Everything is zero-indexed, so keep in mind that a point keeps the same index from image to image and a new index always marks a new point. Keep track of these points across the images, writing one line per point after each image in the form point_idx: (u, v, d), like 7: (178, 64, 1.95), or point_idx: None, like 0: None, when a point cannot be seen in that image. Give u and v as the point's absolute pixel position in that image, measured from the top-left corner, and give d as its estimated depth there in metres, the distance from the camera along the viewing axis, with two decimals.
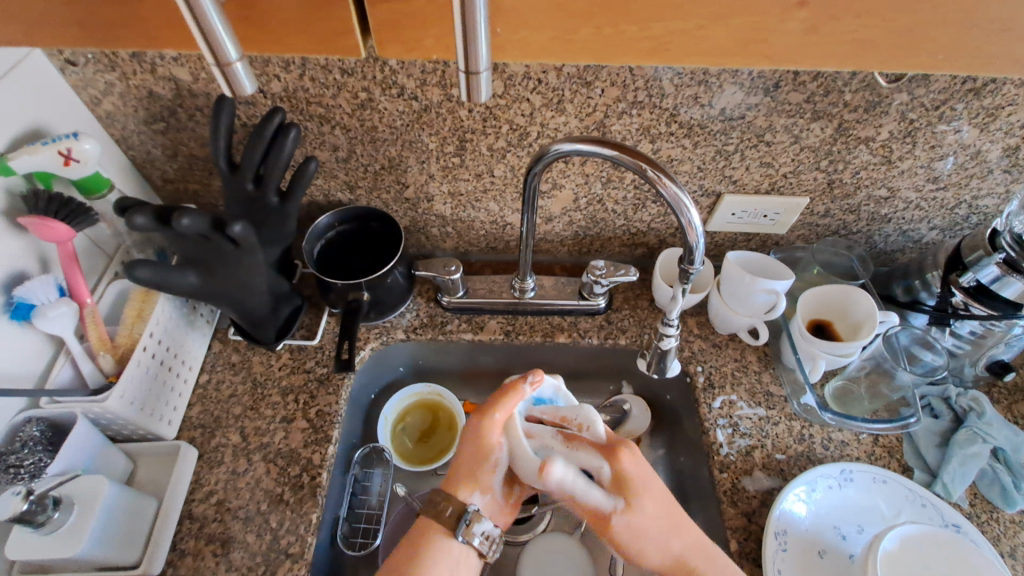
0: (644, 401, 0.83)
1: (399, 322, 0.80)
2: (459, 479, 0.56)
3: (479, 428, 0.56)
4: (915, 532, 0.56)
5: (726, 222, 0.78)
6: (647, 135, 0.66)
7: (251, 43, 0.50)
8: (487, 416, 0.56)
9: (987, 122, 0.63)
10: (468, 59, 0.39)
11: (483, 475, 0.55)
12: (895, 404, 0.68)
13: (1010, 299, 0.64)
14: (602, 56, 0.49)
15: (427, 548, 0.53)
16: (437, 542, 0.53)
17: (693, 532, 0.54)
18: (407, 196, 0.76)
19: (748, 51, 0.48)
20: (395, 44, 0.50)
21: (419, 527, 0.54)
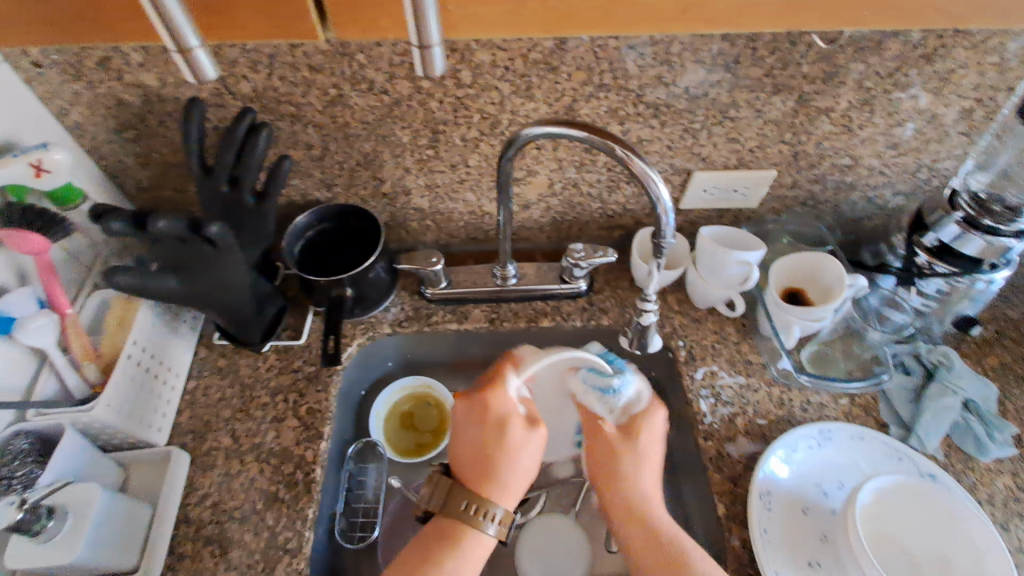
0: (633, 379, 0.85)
1: (384, 317, 0.81)
2: (495, 484, 0.57)
3: (526, 435, 0.58)
4: (912, 484, 0.58)
5: (699, 199, 0.80)
6: (616, 117, 0.67)
7: (210, 31, 0.50)
8: (535, 427, 0.59)
9: (940, 87, 0.65)
10: (419, 34, 0.40)
11: (508, 478, 0.57)
12: (867, 363, 0.73)
13: (971, 255, 0.66)
14: (548, 25, 0.50)
15: (456, 542, 0.54)
16: (466, 538, 0.55)
17: (649, 471, 0.60)
18: (384, 191, 0.77)
19: (691, 16, 0.50)
20: (350, 26, 0.50)
21: (442, 525, 0.56)
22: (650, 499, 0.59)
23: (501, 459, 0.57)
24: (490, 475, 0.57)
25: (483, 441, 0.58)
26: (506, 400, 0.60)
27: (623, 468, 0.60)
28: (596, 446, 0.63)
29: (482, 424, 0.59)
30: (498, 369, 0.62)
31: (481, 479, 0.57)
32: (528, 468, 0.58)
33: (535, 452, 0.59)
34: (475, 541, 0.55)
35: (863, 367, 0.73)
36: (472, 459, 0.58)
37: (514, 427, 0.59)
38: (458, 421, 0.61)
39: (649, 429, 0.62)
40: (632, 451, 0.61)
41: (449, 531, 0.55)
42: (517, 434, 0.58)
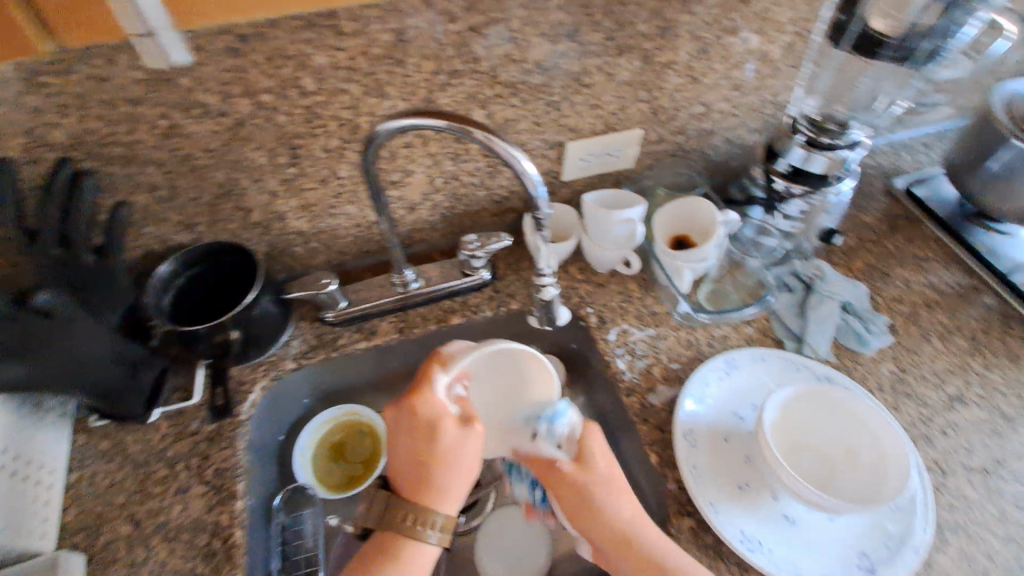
0: (557, 356, 0.83)
1: (286, 352, 0.76)
2: (432, 492, 0.56)
3: (458, 436, 0.56)
4: (805, 388, 0.63)
5: (578, 168, 0.82)
6: (477, 101, 0.67)
7: None
8: (468, 425, 0.57)
9: (762, 26, 0.71)
10: None
11: (447, 488, 0.56)
12: (754, 288, 0.80)
13: (818, 172, 0.72)
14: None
15: (393, 554, 0.54)
16: (405, 548, 0.55)
17: (622, 500, 0.58)
18: (256, 221, 0.72)
19: None
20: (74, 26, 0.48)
21: (384, 537, 0.56)
22: (630, 523, 0.57)
23: (436, 468, 0.55)
24: (428, 486, 0.55)
25: (417, 449, 0.56)
26: (435, 403, 0.57)
27: (599, 493, 0.58)
28: (558, 488, 0.60)
29: (413, 433, 0.56)
30: (424, 371, 0.59)
31: (419, 488, 0.56)
32: (468, 467, 0.56)
33: (475, 449, 0.56)
34: (420, 551, 0.55)
35: (752, 294, 0.79)
36: (409, 471, 0.57)
37: (445, 430, 0.56)
38: (390, 433, 0.58)
39: (598, 446, 0.60)
40: (595, 469, 0.59)
41: (391, 545, 0.55)
42: (450, 437, 0.56)
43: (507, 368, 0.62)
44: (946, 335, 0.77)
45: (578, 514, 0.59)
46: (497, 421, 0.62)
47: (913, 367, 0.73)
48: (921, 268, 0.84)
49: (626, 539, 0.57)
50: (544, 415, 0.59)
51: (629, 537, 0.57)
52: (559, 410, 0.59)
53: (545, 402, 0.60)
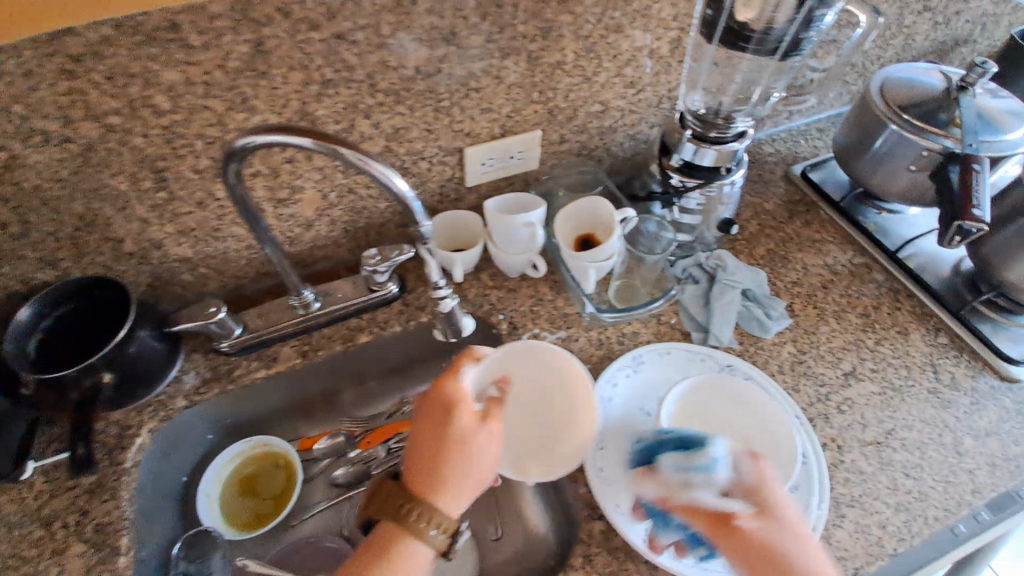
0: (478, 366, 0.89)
1: (179, 387, 0.72)
2: (446, 488, 0.53)
3: (469, 435, 0.54)
4: (695, 382, 0.65)
5: (481, 173, 0.80)
6: (358, 111, 0.64)
7: None
8: (486, 423, 0.55)
9: (645, 23, 0.71)
10: None
11: (458, 485, 0.53)
12: (662, 281, 0.80)
13: (710, 165, 0.73)
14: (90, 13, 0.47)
15: (392, 553, 0.51)
16: (404, 547, 0.51)
17: (807, 544, 0.49)
18: (130, 251, 0.67)
19: None
20: None
21: (384, 534, 0.52)
22: None
23: (452, 461, 0.53)
24: (433, 472, 0.53)
25: (428, 441, 0.54)
26: (458, 388, 0.56)
27: (790, 549, 0.47)
28: (733, 548, 0.48)
29: (432, 418, 0.55)
30: (457, 362, 0.59)
31: (428, 483, 0.53)
32: (484, 462, 0.55)
33: (485, 442, 0.55)
34: (416, 548, 0.51)
35: (658, 286, 0.80)
36: (417, 465, 0.54)
37: (459, 415, 0.54)
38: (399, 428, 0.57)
39: (761, 477, 0.51)
40: (784, 520, 0.49)
41: (390, 541, 0.52)
42: (467, 424, 0.54)
43: (531, 363, 0.65)
44: (841, 314, 0.80)
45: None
46: (523, 427, 0.64)
47: (811, 347, 0.76)
48: (818, 250, 0.87)
49: None
50: (696, 461, 0.51)
51: None
52: (715, 450, 0.52)
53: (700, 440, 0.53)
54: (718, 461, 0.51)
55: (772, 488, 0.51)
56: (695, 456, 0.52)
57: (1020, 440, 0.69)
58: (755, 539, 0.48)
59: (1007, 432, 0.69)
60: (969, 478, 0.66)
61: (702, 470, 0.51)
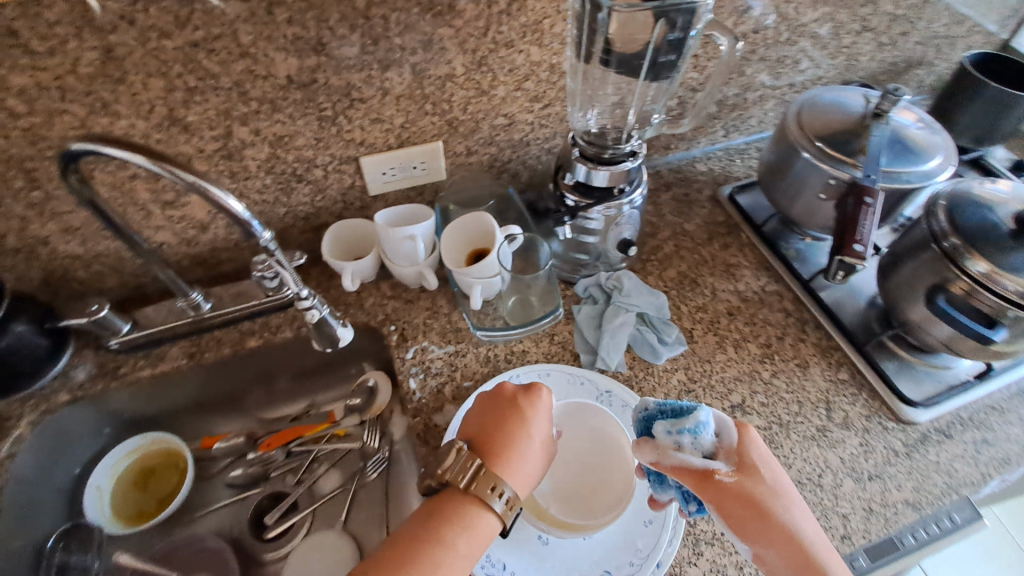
0: (385, 373, 0.89)
1: (64, 382, 0.73)
2: (515, 471, 0.56)
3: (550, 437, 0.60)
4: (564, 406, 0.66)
5: (383, 182, 0.79)
6: (233, 118, 0.64)
7: None
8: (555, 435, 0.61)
9: (539, 37, 0.70)
10: None
11: (526, 473, 0.56)
12: (552, 296, 0.78)
13: (603, 186, 0.71)
14: None
15: (452, 523, 0.52)
16: (469, 515, 0.53)
17: (792, 496, 0.53)
18: (13, 246, 0.68)
19: None
20: None
21: (449, 503, 0.54)
22: (797, 527, 0.51)
23: (527, 450, 0.57)
24: (505, 460, 0.56)
25: (507, 427, 0.58)
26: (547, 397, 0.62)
27: (770, 503, 0.51)
28: (719, 502, 0.50)
29: (516, 409, 0.59)
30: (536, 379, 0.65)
31: (504, 460, 0.56)
32: (541, 467, 0.58)
33: (548, 453, 0.59)
34: (482, 530, 0.53)
35: (542, 297, 0.78)
36: (492, 444, 0.57)
37: (538, 418, 0.59)
38: (486, 410, 0.61)
39: (753, 444, 0.54)
40: (762, 476, 0.52)
41: (451, 512, 0.53)
42: (546, 428, 0.59)
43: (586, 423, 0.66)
44: (741, 343, 0.78)
45: (751, 530, 0.51)
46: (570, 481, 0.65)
47: (703, 376, 0.74)
48: (731, 276, 0.85)
49: (793, 550, 0.50)
50: (684, 425, 0.51)
51: (805, 548, 0.50)
52: (701, 413, 0.51)
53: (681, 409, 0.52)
54: (705, 424, 0.51)
55: (759, 451, 0.54)
56: (677, 434, 0.51)
57: (902, 485, 0.66)
58: (745, 497, 0.51)
59: (890, 476, 0.67)
60: (841, 522, 0.63)
61: (691, 441, 0.51)
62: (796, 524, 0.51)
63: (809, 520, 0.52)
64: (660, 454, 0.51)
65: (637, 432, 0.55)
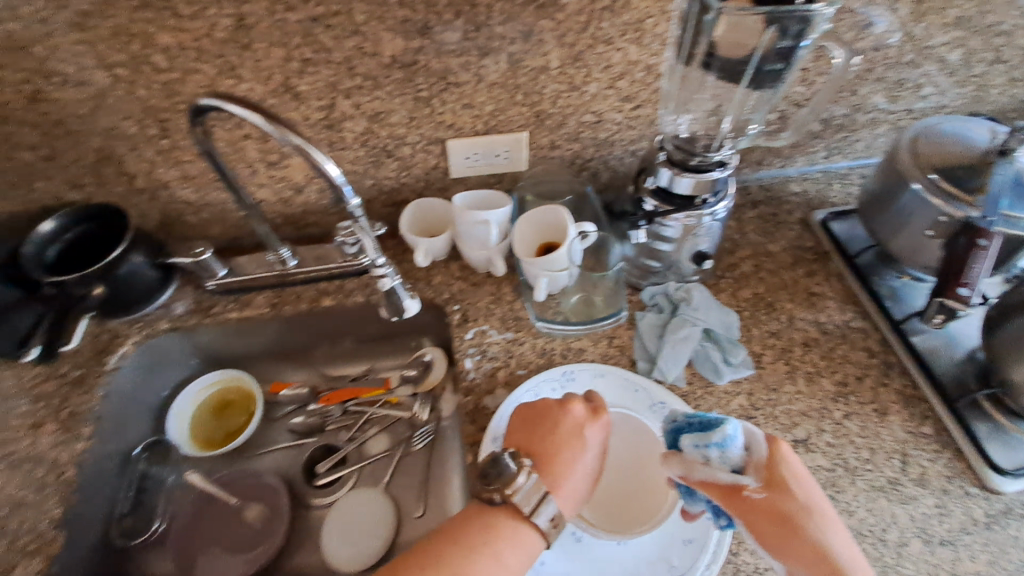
0: (442, 351, 0.93)
1: (165, 313, 0.81)
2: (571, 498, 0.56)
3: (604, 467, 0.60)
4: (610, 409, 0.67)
5: (466, 167, 0.82)
6: (338, 91, 0.68)
7: None
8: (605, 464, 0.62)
9: (638, 37, 0.69)
10: None
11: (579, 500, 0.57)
12: (616, 300, 0.78)
13: (685, 194, 0.69)
14: None
15: (509, 539, 0.52)
16: (523, 533, 0.53)
17: (829, 517, 0.51)
18: (140, 186, 0.76)
19: None
20: None
21: (506, 519, 0.53)
22: (833, 549, 0.49)
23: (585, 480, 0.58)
24: (556, 482, 0.56)
25: (573, 452, 0.58)
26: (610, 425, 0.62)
27: (801, 521, 0.50)
28: (745, 516, 0.50)
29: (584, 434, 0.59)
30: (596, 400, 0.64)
31: (565, 486, 0.56)
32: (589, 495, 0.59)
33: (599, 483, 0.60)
34: (528, 546, 0.53)
35: (605, 299, 0.78)
36: (557, 466, 0.57)
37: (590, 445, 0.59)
38: (550, 426, 0.60)
39: (788, 461, 0.53)
40: (795, 494, 0.51)
41: (507, 527, 0.53)
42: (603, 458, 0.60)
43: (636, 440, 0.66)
44: (814, 377, 0.73)
45: (782, 547, 0.50)
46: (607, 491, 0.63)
47: (766, 405, 0.70)
48: (812, 305, 0.80)
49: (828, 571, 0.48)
50: (710, 439, 0.52)
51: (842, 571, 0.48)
52: (728, 426, 0.52)
53: (708, 423, 0.53)
54: (733, 438, 0.52)
55: (794, 467, 0.53)
56: (703, 446, 0.52)
57: (978, 558, 0.60)
58: (773, 511, 0.50)
59: (966, 546, 0.61)
60: None
61: (718, 454, 0.52)
62: (835, 546, 0.50)
63: (849, 544, 0.50)
64: (686, 466, 0.53)
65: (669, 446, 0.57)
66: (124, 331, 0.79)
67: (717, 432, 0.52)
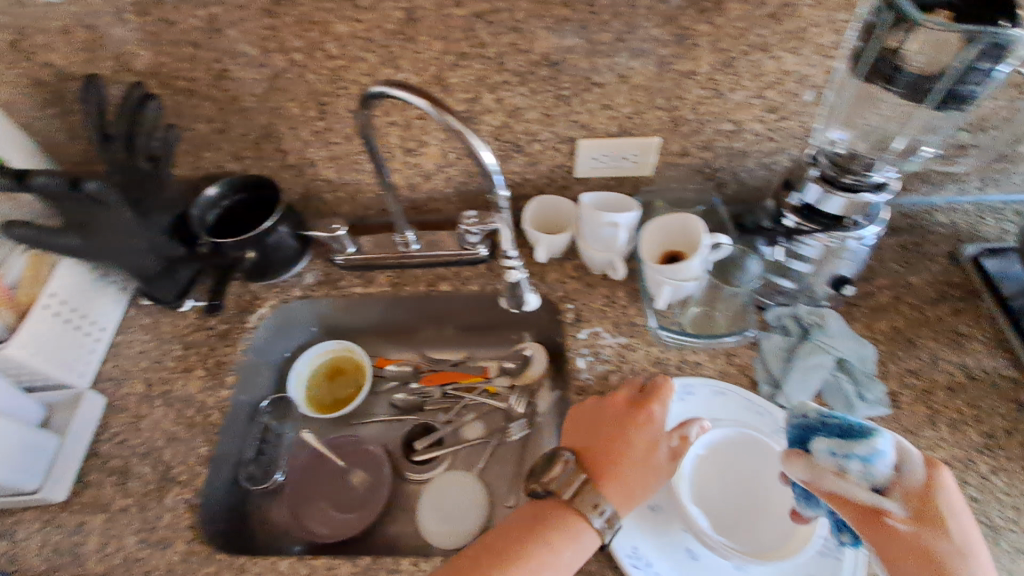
0: (543, 349, 0.93)
1: (298, 281, 0.88)
2: (620, 490, 0.56)
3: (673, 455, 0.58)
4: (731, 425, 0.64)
5: (591, 167, 0.82)
6: (485, 85, 0.70)
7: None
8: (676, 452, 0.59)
9: (797, 47, 0.66)
10: None
11: (634, 492, 0.56)
12: (742, 319, 0.75)
13: (835, 214, 0.66)
14: None
15: (558, 530, 0.54)
16: (566, 523, 0.54)
17: (976, 551, 0.47)
18: (291, 163, 0.82)
19: None
20: None
21: (553, 510, 0.55)
22: None
23: (636, 472, 0.57)
24: (604, 476, 0.57)
25: (625, 446, 0.58)
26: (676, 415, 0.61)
27: (944, 555, 0.46)
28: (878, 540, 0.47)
29: (638, 428, 0.60)
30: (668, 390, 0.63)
31: (611, 480, 0.57)
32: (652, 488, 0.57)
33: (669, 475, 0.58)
34: (584, 544, 0.54)
35: (732, 319, 0.75)
36: (605, 461, 0.58)
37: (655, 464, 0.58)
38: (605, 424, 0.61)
39: (943, 488, 0.48)
40: (943, 526, 0.47)
41: (552, 517, 0.55)
42: (667, 449, 0.58)
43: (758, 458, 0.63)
44: (958, 424, 0.67)
45: None
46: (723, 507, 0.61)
47: None
48: (958, 346, 0.73)
49: None
50: (854, 453, 0.47)
51: None
52: (881, 445, 0.46)
53: (856, 435, 0.47)
54: (883, 457, 0.47)
55: (949, 496, 0.48)
56: (845, 461, 0.47)
57: None
58: (912, 541, 0.46)
59: None
60: None
61: (862, 472, 0.47)
62: None
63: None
64: (818, 477, 0.49)
65: (796, 444, 0.53)
66: (263, 294, 0.86)
67: (865, 447, 0.47)
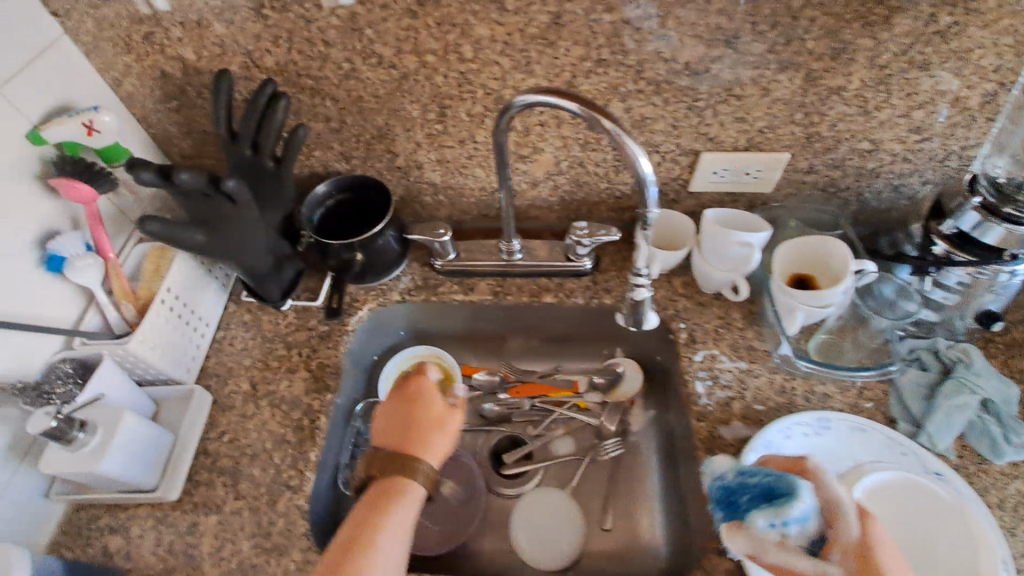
0: (635, 362, 0.89)
1: (395, 285, 0.86)
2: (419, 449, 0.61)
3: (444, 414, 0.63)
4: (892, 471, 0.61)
5: (709, 182, 0.78)
6: (617, 93, 0.68)
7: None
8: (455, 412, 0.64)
9: (960, 66, 0.62)
10: None
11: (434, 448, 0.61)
12: (877, 355, 0.71)
13: (989, 244, 0.64)
14: None
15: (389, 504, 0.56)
16: (405, 497, 0.57)
17: None
18: (398, 165, 0.81)
19: None
20: None
21: (381, 495, 0.57)
22: None
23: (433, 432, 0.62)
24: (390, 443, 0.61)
25: (400, 415, 0.63)
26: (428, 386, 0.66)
27: None
28: None
29: (399, 403, 0.64)
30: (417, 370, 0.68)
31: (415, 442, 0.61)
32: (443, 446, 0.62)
33: (445, 436, 0.62)
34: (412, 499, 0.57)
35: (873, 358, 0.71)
36: (390, 430, 0.62)
37: (446, 430, 0.62)
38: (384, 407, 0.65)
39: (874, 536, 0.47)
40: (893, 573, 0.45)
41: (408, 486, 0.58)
42: (435, 409, 0.64)
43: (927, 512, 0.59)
44: None
45: None
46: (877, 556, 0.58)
47: None
48: None
49: None
50: (788, 517, 0.43)
51: None
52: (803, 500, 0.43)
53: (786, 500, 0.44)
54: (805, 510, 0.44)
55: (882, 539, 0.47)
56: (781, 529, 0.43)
57: None
58: None
59: None
60: None
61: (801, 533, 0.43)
62: None
63: None
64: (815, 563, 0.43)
65: (723, 515, 0.48)
66: (361, 295, 0.84)
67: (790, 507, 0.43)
